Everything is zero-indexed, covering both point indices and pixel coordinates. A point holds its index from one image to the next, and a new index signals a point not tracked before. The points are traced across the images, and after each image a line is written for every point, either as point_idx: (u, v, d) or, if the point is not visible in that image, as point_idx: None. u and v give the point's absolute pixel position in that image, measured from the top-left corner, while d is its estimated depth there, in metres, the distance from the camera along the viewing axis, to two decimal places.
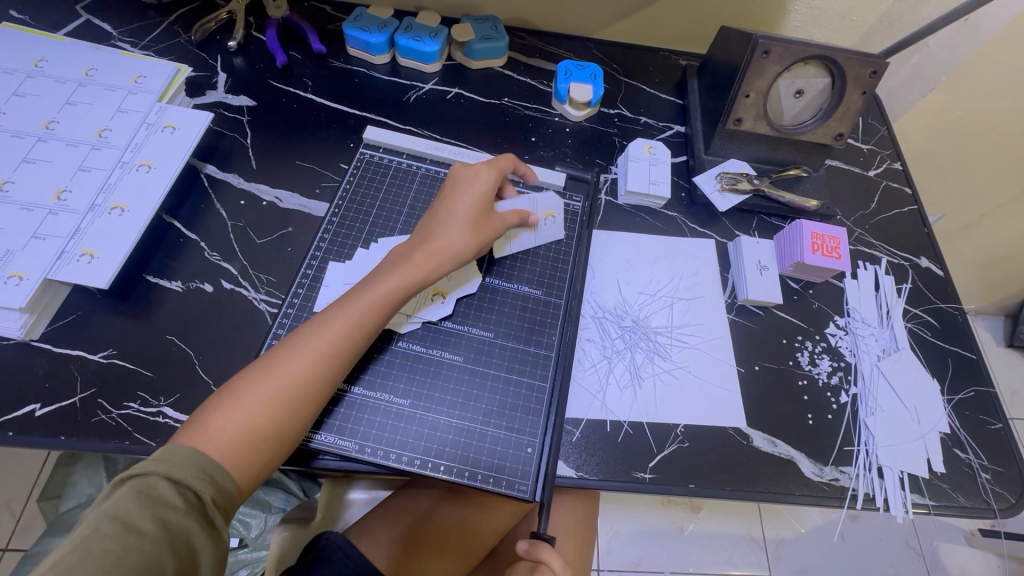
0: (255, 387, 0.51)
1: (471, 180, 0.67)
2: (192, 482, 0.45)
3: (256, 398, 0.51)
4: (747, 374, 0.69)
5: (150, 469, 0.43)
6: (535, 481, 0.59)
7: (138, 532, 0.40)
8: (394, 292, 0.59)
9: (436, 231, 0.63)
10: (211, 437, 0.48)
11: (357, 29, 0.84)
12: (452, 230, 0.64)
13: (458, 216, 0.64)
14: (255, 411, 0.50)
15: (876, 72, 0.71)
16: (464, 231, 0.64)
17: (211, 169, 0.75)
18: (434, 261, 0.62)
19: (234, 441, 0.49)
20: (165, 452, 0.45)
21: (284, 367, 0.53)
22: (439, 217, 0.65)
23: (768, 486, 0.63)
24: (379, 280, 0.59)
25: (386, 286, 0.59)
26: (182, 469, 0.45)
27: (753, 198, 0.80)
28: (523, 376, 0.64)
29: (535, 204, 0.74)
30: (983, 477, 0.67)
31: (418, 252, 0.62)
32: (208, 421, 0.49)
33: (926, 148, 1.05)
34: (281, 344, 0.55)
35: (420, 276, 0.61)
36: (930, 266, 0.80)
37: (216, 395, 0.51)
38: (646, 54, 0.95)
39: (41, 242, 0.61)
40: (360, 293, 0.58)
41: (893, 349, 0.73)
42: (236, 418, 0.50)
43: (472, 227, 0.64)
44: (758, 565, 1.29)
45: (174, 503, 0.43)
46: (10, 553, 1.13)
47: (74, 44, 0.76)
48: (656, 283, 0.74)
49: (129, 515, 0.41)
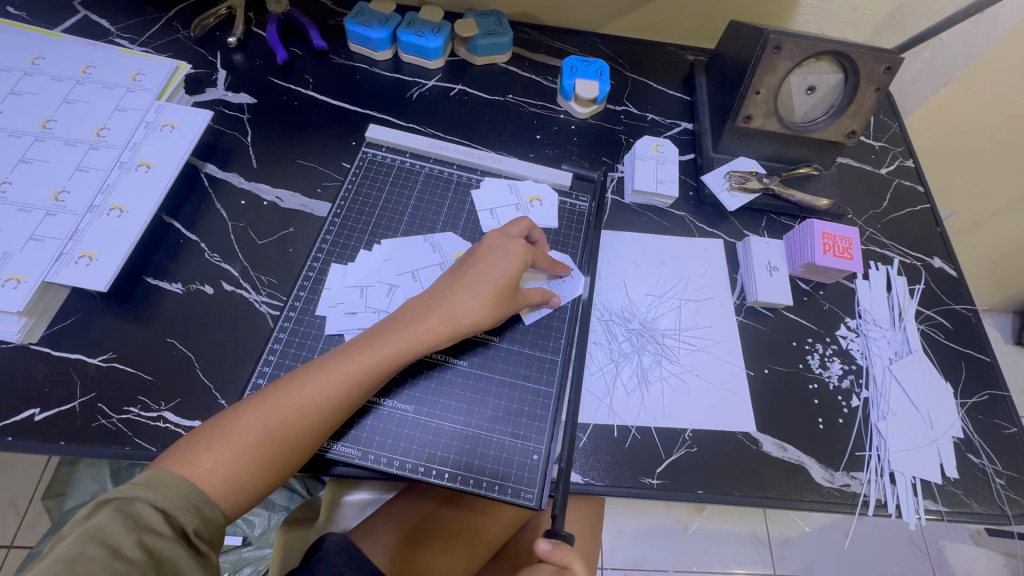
0: (246, 427, 0.50)
1: (507, 248, 0.61)
2: (178, 513, 0.44)
3: (246, 440, 0.49)
4: (757, 377, 0.68)
5: (136, 495, 0.43)
6: (541, 489, 0.58)
7: (124, 557, 0.40)
8: (400, 355, 0.56)
9: (455, 297, 0.59)
10: (194, 471, 0.47)
11: (359, 24, 0.83)
12: (473, 297, 0.59)
13: (482, 287, 0.59)
14: (242, 450, 0.49)
15: (891, 68, 0.69)
16: (485, 303, 0.59)
17: (211, 168, 0.74)
18: (447, 329, 0.58)
19: (216, 478, 0.47)
20: (151, 480, 0.45)
21: (276, 415, 0.51)
22: (465, 279, 0.60)
23: (779, 492, 0.62)
24: (386, 340, 0.56)
25: (394, 348, 0.56)
26: (167, 499, 0.44)
27: (763, 198, 0.78)
28: (528, 382, 0.64)
29: (517, 192, 0.75)
30: (997, 483, 0.65)
31: (433, 314, 0.58)
32: (195, 455, 0.48)
33: (937, 145, 1.04)
34: (278, 382, 0.53)
35: (430, 342, 0.57)
36: (943, 266, 0.79)
37: (206, 426, 0.50)
38: (653, 50, 0.94)
39: (39, 243, 0.60)
40: (364, 350, 0.55)
41: (905, 351, 0.71)
42: (224, 457, 0.48)
43: (495, 303, 0.59)
44: (763, 564, 1.29)
45: (161, 530, 0.42)
46: (14, 550, 1.14)
47: (71, 41, 0.75)
48: (663, 285, 0.73)
49: (115, 538, 0.40)
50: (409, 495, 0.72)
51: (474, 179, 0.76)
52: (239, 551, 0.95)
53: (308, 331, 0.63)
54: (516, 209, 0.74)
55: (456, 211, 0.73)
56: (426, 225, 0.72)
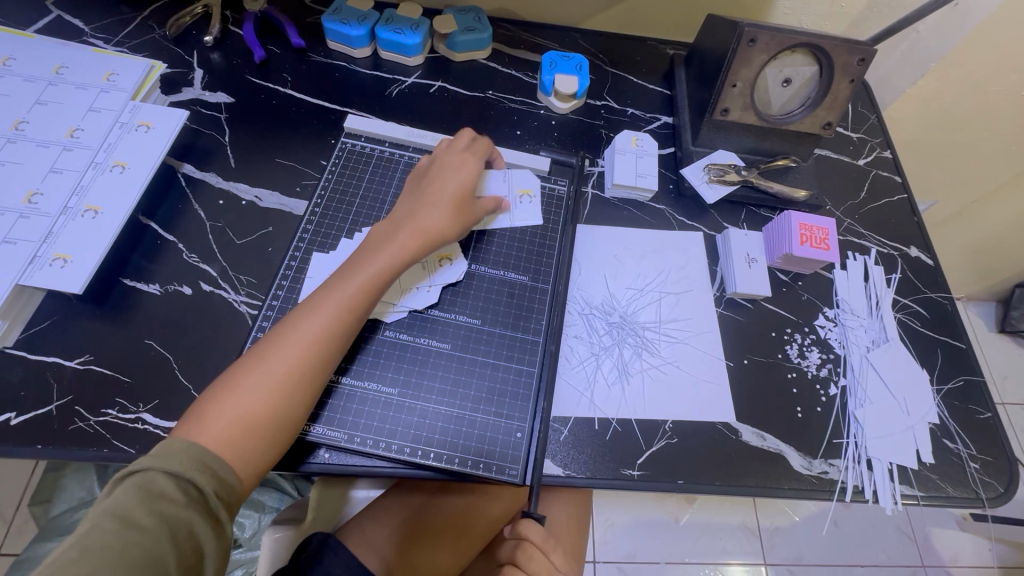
0: (249, 377, 0.51)
1: (459, 166, 0.67)
2: (192, 475, 0.45)
3: (247, 394, 0.50)
4: (735, 368, 0.68)
5: (148, 466, 0.44)
6: (525, 465, 0.59)
7: (136, 525, 0.41)
8: (377, 271, 0.58)
9: (422, 212, 0.63)
10: (210, 427, 0.48)
11: (337, 21, 0.82)
12: (436, 211, 0.63)
13: (442, 199, 0.64)
14: (248, 402, 0.50)
15: (864, 60, 0.70)
16: (448, 216, 0.63)
17: (188, 168, 0.73)
18: (420, 241, 0.61)
19: (229, 431, 0.48)
20: (164, 448, 0.45)
21: (282, 355, 0.52)
22: (426, 196, 0.64)
23: (759, 480, 0.62)
24: (365, 262, 0.58)
25: (370, 269, 0.58)
26: (182, 463, 0.45)
27: (742, 190, 0.79)
28: (510, 362, 0.64)
29: (501, 189, 0.73)
30: (971, 467, 0.66)
31: (405, 231, 0.61)
32: (206, 412, 0.49)
33: (915, 138, 1.05)
34: (275, 329, 0.54)
35: (405, 253, 0.60)
36: (919, 255, 0.80)
37: (215, 385, 0.51)
38: (633, 44, 0.94)
39: (12, 246, 0.60)
40: (344, 277, 0.57)
41: (882, 340, 0.72)
42: (234, 409, 0.49)
43: (455, 209, 0.64)
44: (753, 554, 1.30)
45: (174, 497, 0.43)
46: (1, 557, 1.12)
47: (43, 41, 0.74)
48: (643, 278, 0.74)
49: (128, 510, 0.41)
50: (399, 486, 0.72)
51: None
52: (232, 552, 0.94)
53: None
54: (507, 219, 0.73)
55: None
56: None
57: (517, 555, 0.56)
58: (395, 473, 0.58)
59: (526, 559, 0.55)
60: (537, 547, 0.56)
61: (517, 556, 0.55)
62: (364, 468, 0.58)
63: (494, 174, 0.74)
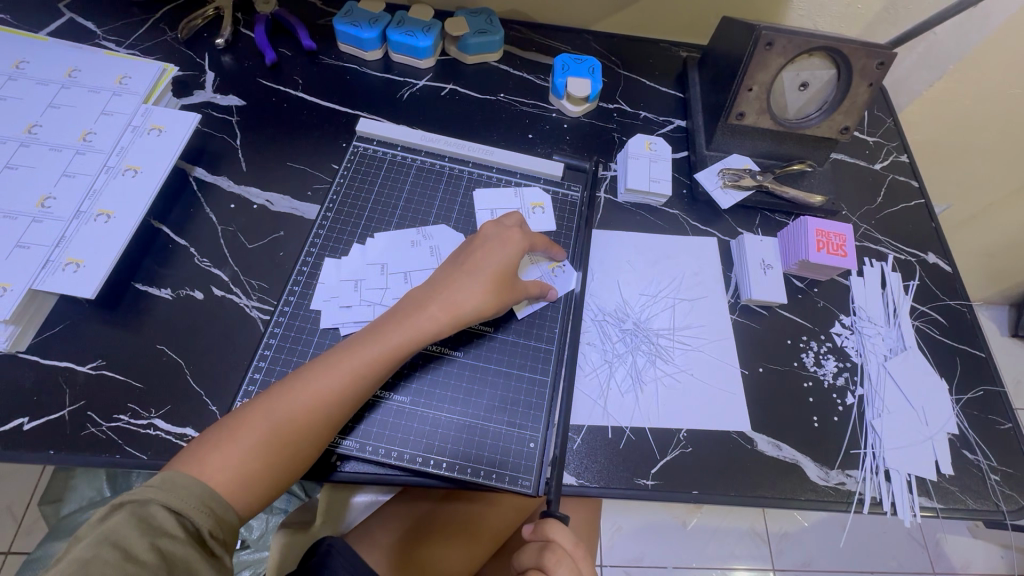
0: (252, 429, 0.50)
1: (504, 238, 0.62)
2: (191, 512, 0.44)
3: (247, 446, 0.49)
4: (750, 376, 0.67)
5: (148, 497, 0.43)
6: (537, 476, 0.58)
7: (137, 560, 0.40)
8: (397, 345, 0.55)
9: (458, 284, 0.59)
10: (206, 470, 0.47)
11: (348, 23, 0.82)
12: (474, 284, 0.59)
13: (481, 273, 0.60)
14: (250, 450, 0.49)
15: (884, 63, 0.68)
16: (484, 293, 0.59)
17: (199, 172, 0.73)
18: (448, 317, 0.58)
19: (226, 480, 0.47)
20: (165, 481, 0.45)
21: (289, 412, 0.51)
22: (465, 267, 0.60)
23: (774, 491, 0.61)
24: (390, 331, 0.56)
25: (394, 340, 0.56)
26: (180, 501, 0.44)
27: (756, 195, 0.78)
28: (523, 370, 0.64)
29: (538, 270, 0.69)
30: (991, 479, 0.65)
31: (436, 303, 0.58)
32: (205, 454, 0.48)
33: (931, 140, 1.03)
34: (287, 379, 0.53)
35: (431, 330, 0.57)
36: (937, 262, 0.78)
37: (221, 426, 0.50)
38: (646, 46, 0.93)
39: (25, 251, 0.60)
40: (366, 341, 0.55)
41: (900, 348, 0.71)
42: (232, 459, 0.48)
43: (493, 290, 0.59)
44: (762, 559, 1.29)
45: (174, 533, 0.42)
46: (12, 556, 1.13)
47: (56, 44, 0.74)
48: (657, 284, 0.73)
49: (128, 541, 0.41)
50: (407, 493, 0.72)
51: (466, 171, 0.76)
52: (238, 553, 0.95)
53: (302, 326, 0.63)
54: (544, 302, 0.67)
55: (449, 203, 0.73)
56: (419, 217, 0.72)
57: (547, 559, 0.53)
58: (406, 483, 0.58)
59: (554, 564, 0.53)
60: (566, 552, 0.54)
61: (544, 561, 0.53)
62: (375, 476, 0.58)
63: (504, 190, 0.74)
